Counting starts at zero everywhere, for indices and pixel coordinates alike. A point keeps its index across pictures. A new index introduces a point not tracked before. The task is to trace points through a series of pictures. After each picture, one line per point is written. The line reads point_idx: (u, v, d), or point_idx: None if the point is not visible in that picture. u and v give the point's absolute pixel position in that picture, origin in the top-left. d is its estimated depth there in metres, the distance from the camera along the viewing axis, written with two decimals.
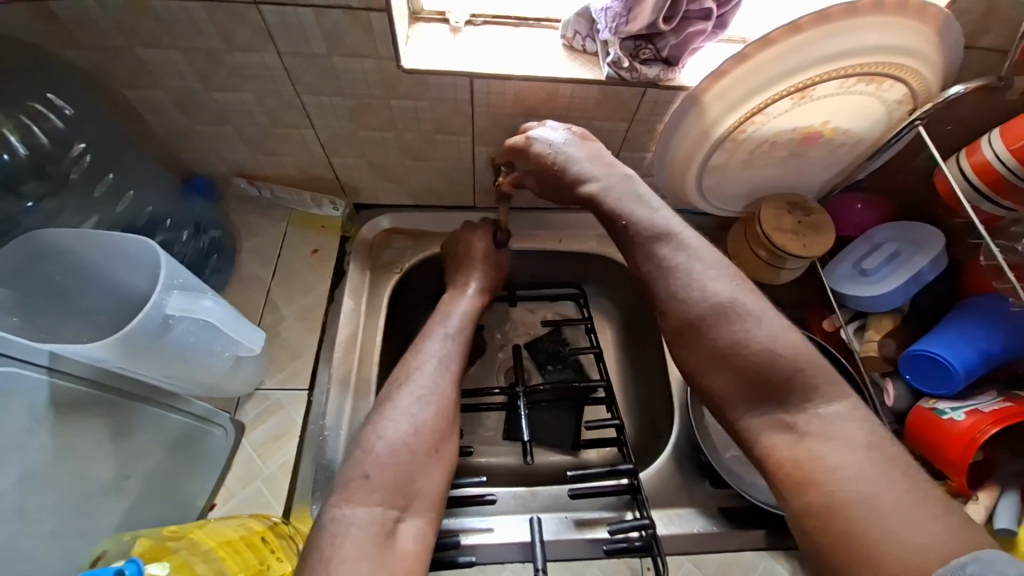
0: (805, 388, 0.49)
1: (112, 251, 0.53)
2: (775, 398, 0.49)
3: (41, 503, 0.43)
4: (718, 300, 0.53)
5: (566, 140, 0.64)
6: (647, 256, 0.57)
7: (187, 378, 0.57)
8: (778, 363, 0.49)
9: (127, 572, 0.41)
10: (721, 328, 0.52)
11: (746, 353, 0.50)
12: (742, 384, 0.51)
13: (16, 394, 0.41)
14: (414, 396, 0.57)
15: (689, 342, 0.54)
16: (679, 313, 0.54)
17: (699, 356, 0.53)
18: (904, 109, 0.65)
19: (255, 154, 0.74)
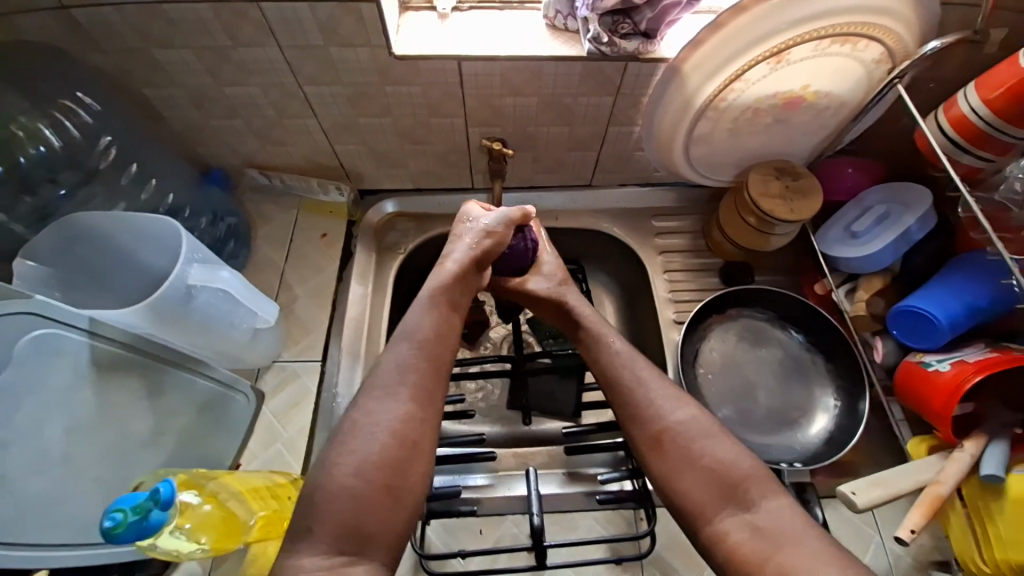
0: (758, 488, 0.51)
1: (140, 232, 0.59)
2: (732, 501, 0.51)
3: (83, 453, 0.49)
4: (684, 417, 0.56)
5: (552, 270, 0.73)
6: (620, 373, 0.61)
7: (211, 346, 0.63)
8: (731, 473, 0.52)
9: (162, 491, 0.45)
10: (687, 439, 0.55)
11: (707, 461, 0.53)
12: (709, 490, 0.52)
13: (62, 353, 0.47)
14: (366, 426, 0.51)
15: (665, 452, 0.55)
16: (651, 422, 0.57)
17: (670, 465, 0.54)
18: (883, 68, 0.66)
19: (264, 145, 0.79)
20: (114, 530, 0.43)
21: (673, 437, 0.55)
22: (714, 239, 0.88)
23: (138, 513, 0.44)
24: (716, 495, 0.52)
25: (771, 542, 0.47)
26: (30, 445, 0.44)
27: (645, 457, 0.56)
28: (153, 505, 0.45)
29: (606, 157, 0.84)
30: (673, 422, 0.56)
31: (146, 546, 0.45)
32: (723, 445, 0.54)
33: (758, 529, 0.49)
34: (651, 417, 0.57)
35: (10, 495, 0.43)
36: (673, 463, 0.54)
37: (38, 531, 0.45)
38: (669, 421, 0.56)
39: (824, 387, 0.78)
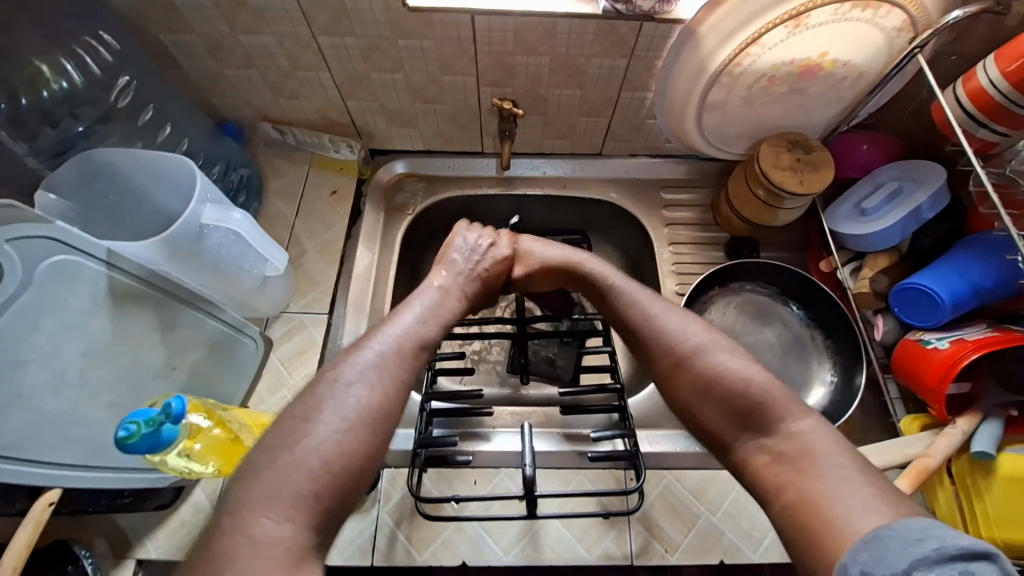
0: (780, 410, 0.47)
1: (158, 173, 0.61)
2: (752, 426, 0.48)
3: (99, 376, 0.52)
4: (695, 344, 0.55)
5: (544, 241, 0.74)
6: (629, 313, 0.60)
7: (222, 289, 0.65)
8: (750, 393, 0.49)
9: (173, 403, 0.48)
10: (700, 367, 0.53)
11: (722, 387, 0.50)
12: (730, 415, 0.49)
13: (79, 278, 0.49)
14: (359, 373, 0.48)
15: (679, 380, 0.53)
16: (665, 354, 0.55)
17: (690, 396, 0.52)
18: (905, 38, 0.65)
19: (277, 98, 0.80)
20: (128, 439, 0.44)
21: (689, 368, 0.53)
22: (721, 213, 0.87)
23: (152, 424, 0.46)
24: (735, 422, 0.49)
25: (794, 470, 0.44)
26: (48, 364, 0.47)
27: (664, 391, 0.55)
28: (166, 417, 0.47)
29: (617, 124, 0.84)
30: (685, 351, 0.54)
31: (154, 461, 0.48)
32: (741, 368, 0.51)
33: (779, 453, 0.45)
34: (663, 350, 0.56)
35: (30, 410, 0.46)
36: (688, 394, 0.52)
37: (52, 450, 0.48)
38: (684, 346, 0.55)
39: (821, 361, 0.79)
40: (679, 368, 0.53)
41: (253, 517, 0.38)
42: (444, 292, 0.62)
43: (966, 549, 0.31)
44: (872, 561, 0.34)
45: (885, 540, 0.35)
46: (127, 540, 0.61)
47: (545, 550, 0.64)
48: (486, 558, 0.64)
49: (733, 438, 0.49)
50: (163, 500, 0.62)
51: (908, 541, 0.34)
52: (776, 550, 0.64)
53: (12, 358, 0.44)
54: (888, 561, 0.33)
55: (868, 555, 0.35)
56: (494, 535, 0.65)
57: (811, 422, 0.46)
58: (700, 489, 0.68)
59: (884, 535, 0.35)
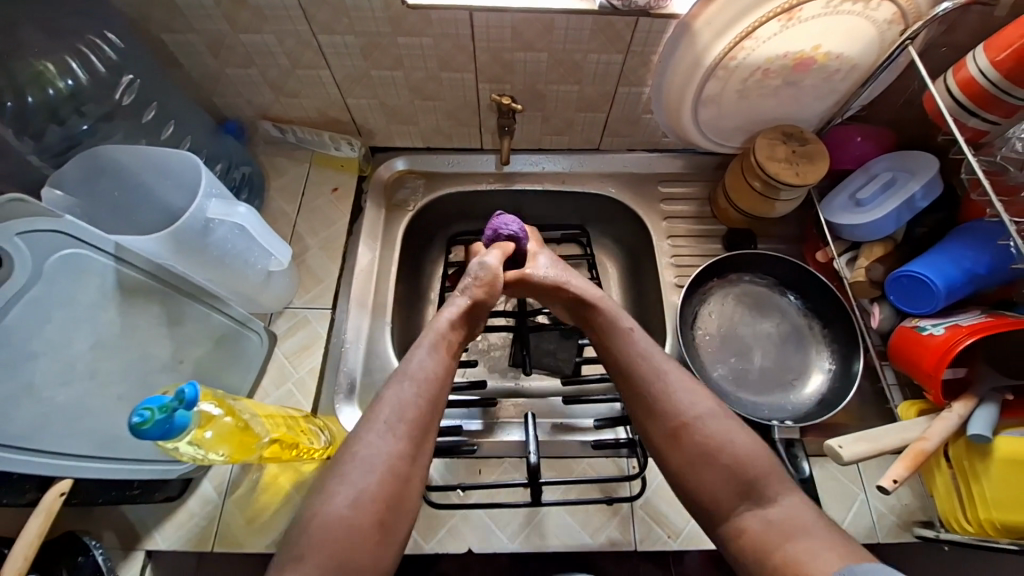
0: (775, 484, 0.53)
1: (163, 169, 0.62)
2: (748, 498, 0.52)
3: (107, 369, 0.52)
4: (701, 410, 0.57)
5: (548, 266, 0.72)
6: (631, 373, 0.60)
7: (227, 284, 0.66)
8: (751, 467, 0.54)
9: (187, 390, 0.48)
10: (706, 433, 0.56)
11: (726, 458, 0.54)
12: (727, 485, 0.53)
13: (90, 271, 0.50)
14: (367, 459, 0.52)
15: (682, 445, 0.56)
16: (671, 419, 0.57)
17: (688, 461, 0.55)
18: (896, 30, 0.66)
19: (279, 97, 0.81)
20: (142, 426, 0.44)
21: (692, 434, 0.56)
22: (719, 206, 0.88)
23: (165, 411, 0.46)
24: (733, 491, 0.53)
25: (779, 532, 0.49)
26: (58, 356, 0.48)
27: (662, 449, 0.57)
28: (179, 404, 0.47)
29: (615, 119, 0.85)
30: (693, 416, 0.57)
31: (167, 447, 0.48)
32: (744, 438, 0.55)
33: (771, 522, 0.50)
34: (671, 412, 0.57)
35: (40, 401, 0.47)
36: (692, 459, 0.55)
37: (60, 441, 0.49)
38: (690, 410, 0.57)
39: (819, 350, 0.80)
40: (688, 432, 0.56)
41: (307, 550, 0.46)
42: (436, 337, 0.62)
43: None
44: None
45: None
46: (136, 532, 0.63)
47: (550, 538, 0.65)
48: (492, 546, 0.64)
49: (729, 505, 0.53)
50: (171, 492, 0.63)
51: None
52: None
53: (23, 350, 0.44)
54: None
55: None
56: (500, 523, 0.65)
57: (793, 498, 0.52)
58: None
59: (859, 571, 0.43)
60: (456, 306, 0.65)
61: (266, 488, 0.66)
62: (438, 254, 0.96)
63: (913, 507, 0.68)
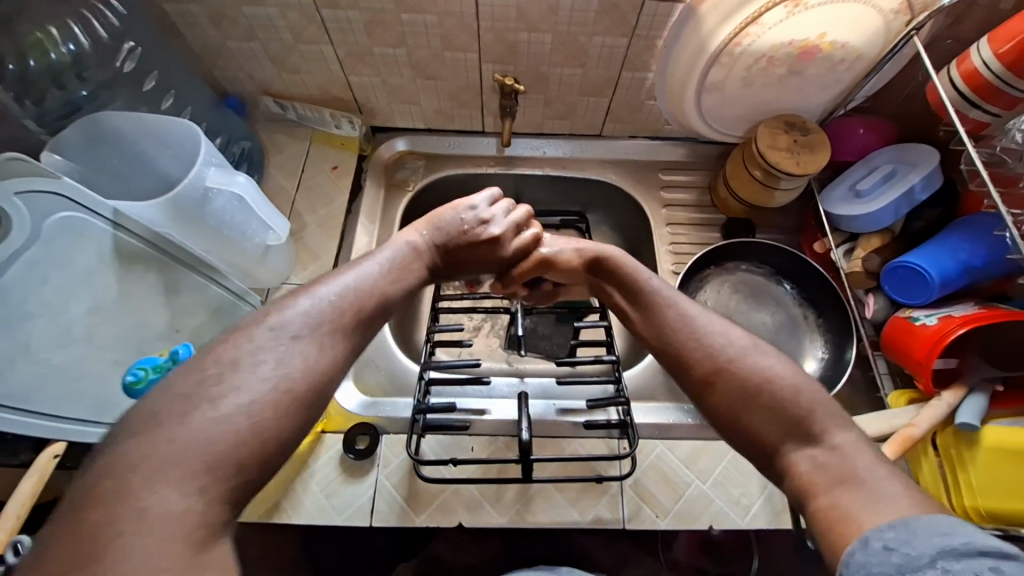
0: (826, 420, 0.47)
1: (161, 139, 0.62)
2: (797, 435, 0.47)
3: (105, 335, 0.53)
4: (737, 349, 0.53)
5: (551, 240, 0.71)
6: (657, 318, 0.58)
7: (227, 258, 0.65)
8: (798, 399, 0.49)
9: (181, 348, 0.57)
10: (744, 371, 0.51)
11: (769, 395, 0.49)
12: (778, 423, 0.48)
13: (86, 235, 0.50)
14: None
15: (718, 390, 0.51)
16: (704, 361, 0.53)
17: (727, 406, 0.51)
18: (902, 20, 0.66)
19: (280, 72, 0.80)
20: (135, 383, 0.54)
21: (731, 375, 0.51)
22: (719, 195, 0.88)
23: (157, 370, 0.55)
24: (781, 428, 0.48)
25: None
26: (57, 318, 0.48)
27: (700, 399, 0.53)
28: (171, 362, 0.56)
29: (617, 104, 0.85)
30: (726, 356, 0.52)
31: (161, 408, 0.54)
32: (786, 371, 0.50)
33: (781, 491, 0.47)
34: (701, 357, 0.53)
35: (37, 361, 0.47)
36: (732, 402, 0.50)
37: (57, 405, 0.49)
38: (723, 348, 0.53)
39: (812, 339, 0.80)
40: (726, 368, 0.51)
41: None
42: (416, 253, 0.60)
43: (995, 549, 0.34)
44: (898, 539, 0.37)
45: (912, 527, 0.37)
46: None
47: (539, 515, 0.66)
48: (482, 521, 0.65)
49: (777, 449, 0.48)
50: None
51: (934, 532, 0.36)
52: (778, 500, 0.67)
53: (18, 310, 0.45)
54: (914, 543, 0.36)
55: (897, 534, 0.37)
56: (491, 499, 0.66)
57: (845, 438, 0.46)
58: (691, 461, 0.70)
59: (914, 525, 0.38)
60: (439, 238, 0.63)
61: None
62: None
63: None
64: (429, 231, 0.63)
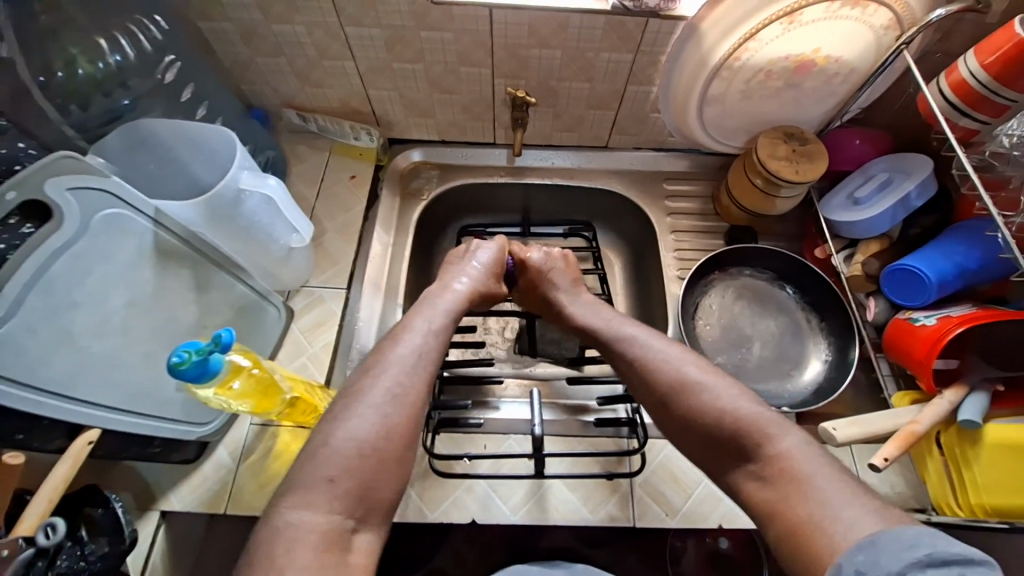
0: (759, 439, 0.51)
1: (195, 145, 0.66)
2: (735, 456, 0.52)
3: (139, 327, 0.55)
4: (680, 378, 0.58)
5: (544, 260, 0.78)
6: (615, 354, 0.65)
7: (252, 256, 0.69)
8: (730, 419, 0.53)
9: (223, 336, 0.51)
10: (686, 403, 0.56)
11: (703, 422, 0.54)
12: (717, 446, 0.54)
13: (128, 232, 0.52)
14: (369, 410, 0.51)
15: (669, 416, 0.58)
16: (656, 391, 0.59)
17: (677, 432, 0.57)
18: (892, 36, 0.71)
19: (304, 86, 0.85)
20: (179, 365, 0.46)
21: (676, 407, 0.57)
22: (721, 203, 0.92)
23: (201, 354, 0.48)
24: (721, 451, 0.53)
25: (780, 492, 0.48)
26: (97, 309, 0.50)
27: (659, 423, 0.59)
28: (215, 348, 0.49)
29: (623, 117, 0.89)
30: (672, 388, 0.58)
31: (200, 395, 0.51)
32: (737, 400, 0.54)
33: (786, 478, 0.48)
34: (650, 387, 0.60)
35: (78, 349, 0.49)
36: (682, 427, 0.56)
37: (91, 391, 0.51)
38: (672, 379, 0.58)
39: (815, 342, 0.82)
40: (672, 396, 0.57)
41: (310, 488, 0.46)
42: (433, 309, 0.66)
43: (959, 555, 0.37)
44: (868, 562, 0.39)
45: (879, 545, 0.40)
46: (152, 492, 0.65)
47: (550, 511, 0.67)
48: (494, 517, 0.66)
49: (722, 468, 0.54)
50: (188, 455, 0.66)
51: (902, 546, 0.38)
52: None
53: (66, 299, 0.47)
54: (883, 562, 0.38)
55: (866, 556, 0.40)
56: (503, 496, 0.68)
57: (790, 444, 0.50)
58: None
59: (879, 541, 0.40)
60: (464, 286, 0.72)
61: (279, 455, 0.69)
62: (448, 244, 1.00)
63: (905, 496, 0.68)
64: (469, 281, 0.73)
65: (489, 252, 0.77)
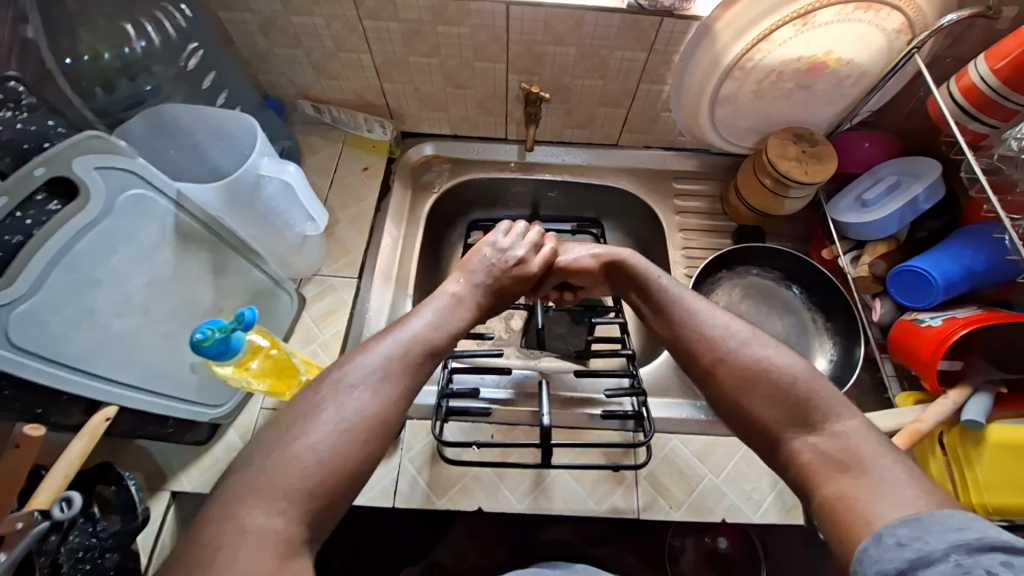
0: (825, 407, 0.50)
1: (216, 132, 0.67)
2: (794, 420, 0.50)
3: (158, 308, 0.56)
4: (738, 338, 0.56)
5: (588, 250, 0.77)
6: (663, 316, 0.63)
7: (267, 242, 0.69)
8: (797, 384, 0.52)
9: (245, 316, 0.51)
10: (741, 360, 0.55)
11: (765, 385, 0.52)
12: (775, 412, 0.51)
13: (152, 213, 0.53)
14: None
15: (719, 377, 0.55)
16: (709, 349, 0.57)
17: (726, 394, 0.55)
18: (903, 39, 0.72)
19: (320, 78, 0.86)
20: (203, 341, 0.47)
21: (728, 367, 0.55)
22: (730, 203, 0.92)
23: (224, 331, 0.49)
24: (779, 412, 0.51)
25: None
26: (119, 288, 0.51)
27: (705, 386, 0.57)
28: (237, 327, 0.50)
29: (634, 115, 0.90)
30: (725, 348, 0.56)
31: (219, 372, 0.52)
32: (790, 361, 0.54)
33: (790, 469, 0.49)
34: (701, 347, 0.57)
35: (98, 326, 0.50)
36: (731, 390, 0.54)
37: (109, 368, 0.52)
38: (729, 339, 0.56)
39: (821, 341, 0.83)
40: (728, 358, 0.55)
41: None
42: (457, 301, 0.64)
43: (1008, 543, 0.35)
44: (911, 535, 0.38)
45: (926, 522, 0.39)
46: (162, 473, 0.66)
47: (555, 500, 0.68)
48: (499, 505, 0.67)
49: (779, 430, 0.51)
50: (199, 436, 0.67)
51: (949, 529, 0.37)
52: (789, 495, 0.69)
53: (88, 277, 0.48)
54: (927, 539, 0.37)
55: (909, 530, 0.39)
56: (509, 485, 0.68)
57: (846, 422, 0.49)
58: (703, 454, 0.72)
59: (925, 519, 0.39)
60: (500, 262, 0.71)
61: None
62: (457, 237, 1.01)
63: None
64: (466, 282, 0.68)
65: (509, 230, 0.76)
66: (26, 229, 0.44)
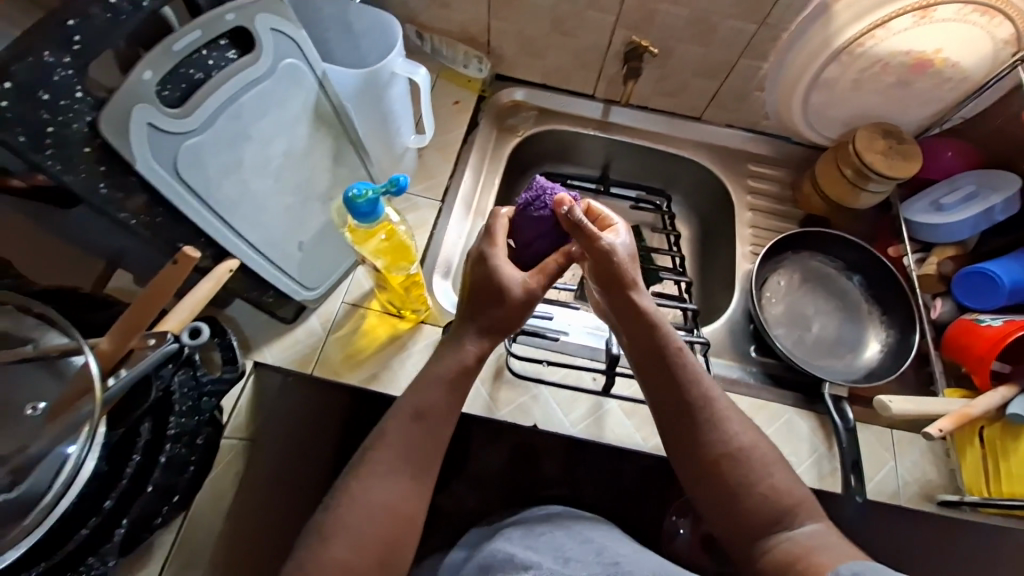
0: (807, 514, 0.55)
1: (352, 29, 0.70)
2: (778, 526, 0.54)
3: (289, 179, 0.59)
4: (744, 443, 0.58)
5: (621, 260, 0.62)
6: (673, 400, 0.59)
7: (379, 144, 0.72)
8: (779, 500, 0.55)
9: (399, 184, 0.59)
10: (745, 465, 0.56)
11: (758, 494, 0.55)
12: (762, 514, 0.55)
13: (302, 87, 0.56)
14: None
15: (715, 478, 0.57)
16: (713, 446, 0.57)
17: (716, 491, 0.56)
18: (1009, 51, 0.75)
19: (432, 5, 0.89)
20: (356, 198, 0.55)
21: (732, 464, 0.57)
22: (802, 190, 0.93)
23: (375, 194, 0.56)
24: (762, 522, 0.55)
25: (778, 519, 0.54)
26: (263, 149, 0.55)
27: (697, 476, 0.57)
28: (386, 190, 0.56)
29: (726, 91, 0.92)
30: (729, 450, 0.57)
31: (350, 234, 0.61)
32: (782, 472, 0.57)
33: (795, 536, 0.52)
34: (710, 440, 0.58)
35: (242, 180, 0.54)
36: (726, 487, 0.56)
37: (242, 223, 0.56)
38: (734, 444, 0.57)
39: (872, 331, 0.86)
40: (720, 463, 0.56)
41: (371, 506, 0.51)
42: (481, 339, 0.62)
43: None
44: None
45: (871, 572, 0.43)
46: (248, 343, 0.71)
47: (607, 430, 0.72)
48: (554, 426, 0.72)
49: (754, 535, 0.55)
50: (287, 315, 0.72)
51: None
52: (826, 464, 0.71)
53: (243, 131, 0.52)
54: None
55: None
56: (566, 408, 0.73)
57: (818, 529, 0.53)
58: (753, 410, 0.75)
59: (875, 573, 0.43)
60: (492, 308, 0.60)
61: (365, 334, 0.73)
62: (528, 185, 1.03)
63: (936, 484, 0.71)
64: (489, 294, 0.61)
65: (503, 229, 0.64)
66: (206, 68, 0.48)
